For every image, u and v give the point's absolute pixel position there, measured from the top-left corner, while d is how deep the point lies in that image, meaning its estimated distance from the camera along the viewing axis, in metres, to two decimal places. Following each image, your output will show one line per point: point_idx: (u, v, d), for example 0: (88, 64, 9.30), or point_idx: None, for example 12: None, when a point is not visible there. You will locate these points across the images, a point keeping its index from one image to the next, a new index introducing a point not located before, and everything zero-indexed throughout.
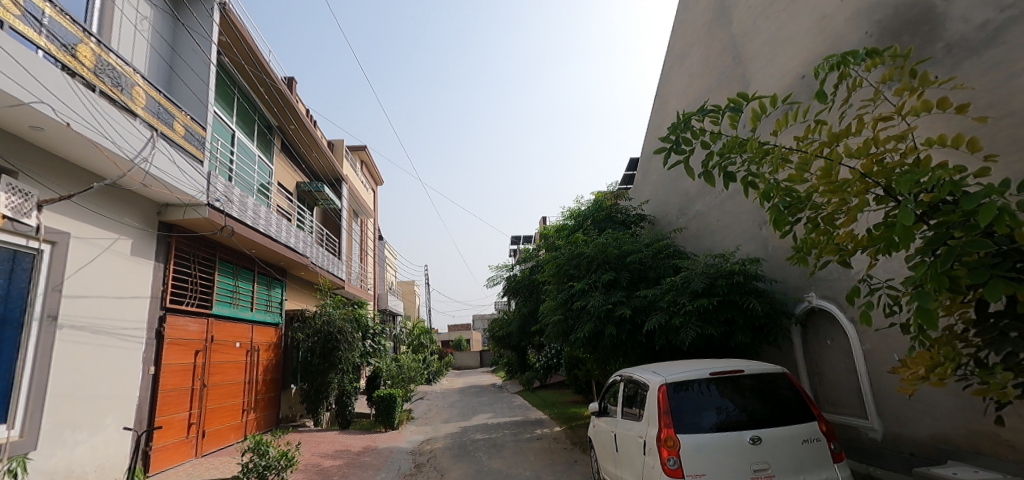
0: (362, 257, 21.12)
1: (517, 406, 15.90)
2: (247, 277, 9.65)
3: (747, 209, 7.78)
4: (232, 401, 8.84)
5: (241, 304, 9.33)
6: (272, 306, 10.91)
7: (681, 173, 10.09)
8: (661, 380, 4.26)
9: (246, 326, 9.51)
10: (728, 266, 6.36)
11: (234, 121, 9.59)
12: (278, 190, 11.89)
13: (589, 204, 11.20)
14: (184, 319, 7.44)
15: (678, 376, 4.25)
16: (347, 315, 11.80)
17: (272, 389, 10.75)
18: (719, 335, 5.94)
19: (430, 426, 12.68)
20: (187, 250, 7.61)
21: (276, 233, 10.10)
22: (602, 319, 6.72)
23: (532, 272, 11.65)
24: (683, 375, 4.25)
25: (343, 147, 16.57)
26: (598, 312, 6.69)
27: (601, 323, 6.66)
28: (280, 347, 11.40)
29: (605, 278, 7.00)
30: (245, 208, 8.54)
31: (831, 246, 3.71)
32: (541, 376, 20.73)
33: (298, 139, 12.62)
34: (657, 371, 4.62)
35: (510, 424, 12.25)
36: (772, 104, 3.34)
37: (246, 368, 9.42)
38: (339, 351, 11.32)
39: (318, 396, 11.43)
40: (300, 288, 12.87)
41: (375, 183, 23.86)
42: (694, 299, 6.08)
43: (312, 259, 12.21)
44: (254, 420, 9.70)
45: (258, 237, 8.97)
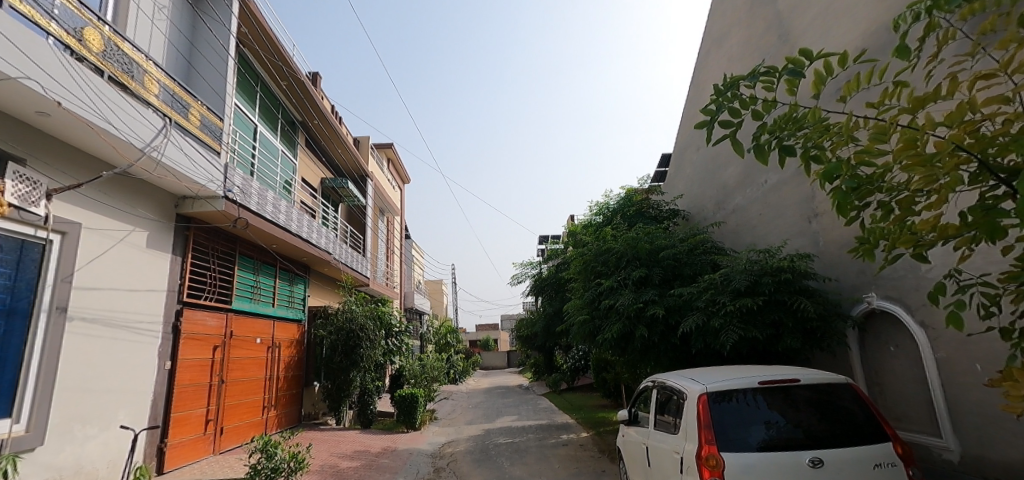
0: (388, 255, 21.07)
1: (543, 409, 15.43)
2: (268, 273, 9.57)
3: (794, 202, 7.10)
4: (252, 397, 8.74)
5: (262, 299, 9.24)
6: (294, 302, 10.83)
7: (719, 165, 9.42)
8: (701, 388, 3.73)
9: (267, 322, 9.42)
10: (775, 262, 5.72)
11: (256, 116, 9.54)
12: (302, 186, 11.82)
13: (619, 198, 10.63)
14: (202, 314, 7.35)
15: (721, 384, 3.71)
16: (370, 312, 11.64)
17: (294, 387, 10.66)
18: (764, 338, 5.32)
19: (453, 427, 12.37)
20: (206, 243, 7.52)
21: (299, 229, 9.98)
22: (632, 319, 6.19)
23: (558, 270, 11.17)
24: (727, 383, 3.71)
25: (369, 145, 16.53)
26: (627, 312, 6.18)
27: (631, 323, 6.14)
28: (303, 344, 11.32)
29: (635, 275, 6.47)
30: (265, 202, 8.42)
31: (907, 236, 3.13)
32: (568, 378, 20.17)
33: (321, 135, 12.55)
34: (695, 378, 4.09)
35: (535, 427, 11.79)
36: (841, 63, 2.78)
37: (267, 364, 9.34)
38: (361, 348, 11.15)
39: (340, 394, 11.29)
40: (324, 284, 12.79)
41: (402, 181, 23.87)
42: (736, 298, 5.49)
43: (336, 256, 12.09)
44: (275, 418, 9.60)
45: (278, 232, 8.85)
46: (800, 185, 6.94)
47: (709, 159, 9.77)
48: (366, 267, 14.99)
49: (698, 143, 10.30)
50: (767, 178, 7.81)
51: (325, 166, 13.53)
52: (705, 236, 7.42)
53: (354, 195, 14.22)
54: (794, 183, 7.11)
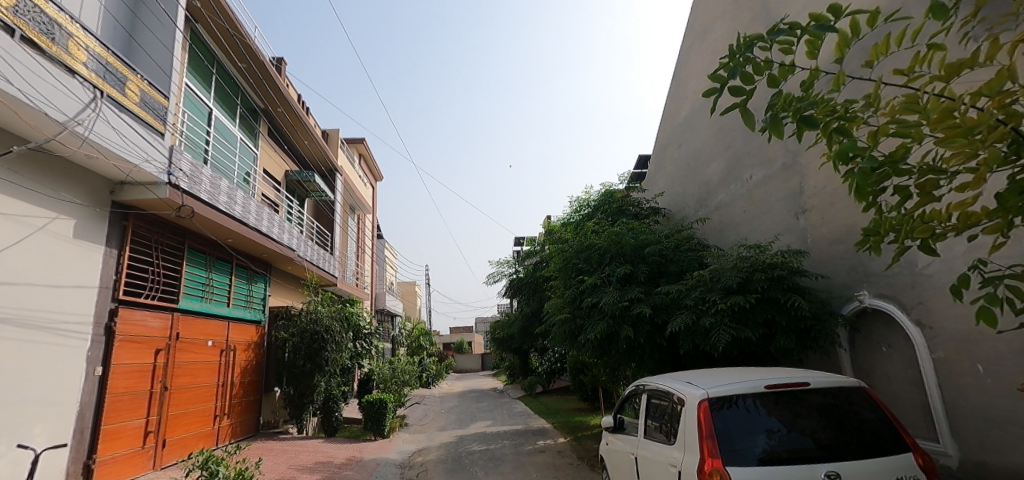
0: (359, 254, 20.25)
1: (519, 413, 14.99)
2: (223, 270, 8.81)
3: (779, 198, 6.89)
4: (202, 405, 7.99)
5: (214, 299, 8.46)
6: (253, 302, 10.05)
7: (700, 161, 9.19)
8: (701, 393, 3.34)
9: (221, 323, 8.66)
10: (766, 258, 5.44)
11: (211, 99, 8.78)
12: (264, 178, 11.05)
13: (600, 194, 10.25)
14: (142, 314, 6.59)
15: (723, 388, 3.33)
16: (336, 313, 10.97)
17: (252, 393, 9.89)
18: (757, 338, 5.01)
19: (425, 434, 11.78)
20: (148, 235, 6.77)
21: (259, 223, 9.26)
22: (617, 318, 5.81)
23: (535, 269, 10.75)
24: (730, 387, 3.33)
25: (339, 138, 15.77)
26: (612, 312, 5.80)
27: (616, 323, 5.76)
28: (262, 347, 10.54)
29: (620, 272, 6.09)
30: (220, 192, 7.70)
31: (924, 227, 2.84)
32: (544, 381, 19.78)
33: (286, 124, 11.79)
34: (692, 382, 3.70)
35: (511, 433, 11.31)
36: (869, 22, 2.42)
37: (220, 369, 8.57)
38: (325, 351, 10.46)
39: (303, 400, 10.55)
40: (287, 283, 11.99)
41: (374, 178, 23.09)
42: (727, 296, 5.17)
43: (300, 253, 11.35)
44: (229, 427, 8.83)
45: (234, 225, 8.12)
46: (786, 180, 6.73)
47: (691, 156, 9.55)
48: (334, 266, 14.22)
49: (679, 140, 10.08)
50: (750, 174, 7.59)
51: (290, 158, 12.75)
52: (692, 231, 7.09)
53: (321, 189, 13.46)
54: (779, 179, 6.90)
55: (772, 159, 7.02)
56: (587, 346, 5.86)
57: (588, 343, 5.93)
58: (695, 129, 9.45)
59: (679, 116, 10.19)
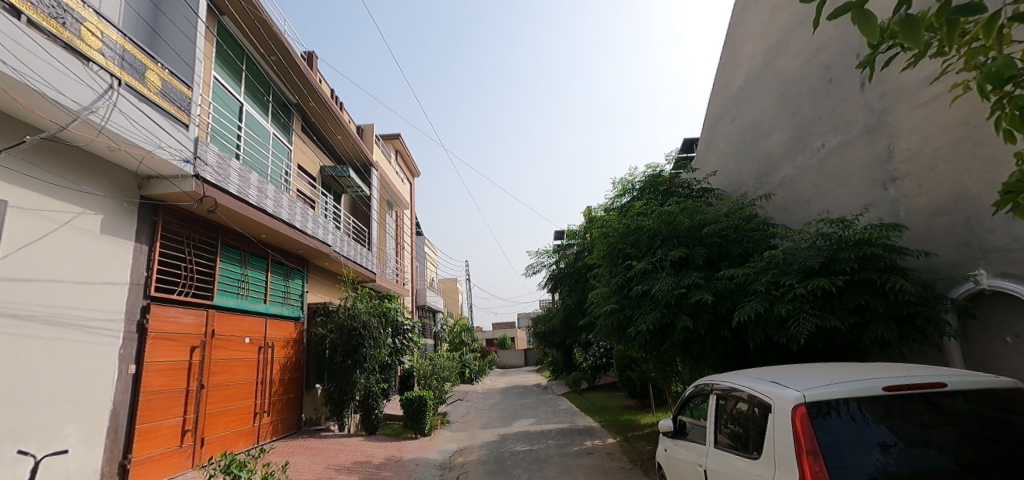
0: (398, 251, 20.23)
1: (564, 410, 14.38)
2: (258, 266, 8.71)
3: (860, 167, 5.91)
4: (241, 403, 7.91)
5: (249, 295, 8.36)
6: (291, 298, 9.98)
7: (759, 134, 8.23)
8: (797, 396, 2.58)
9: (258, 320, 8.58)
10: (854, 233, 4.58)
11: (241, 94, 8.69)
12: (299, 173, 10.98)
13: (645, 174, 9.38)
14: (176, 311, 6.50)
15: (827, 390, 2.56)
16: (373, 309, 10.74)
17: (293, 390, 9.84)
18: (847, 328, 4.20)
19: (466, 433, 11.41)
20: (179, 230, 6.67)
21: (294, 219, 9.14)
22: (672, 307, 5.11)
23: (577, 258, 10.10)
24: (836, 388, 2.55)
25: (373, 134, 15.65)
26: (667, 300, 5.11)
27: (671, 313, 5.08)
28: (302, 344, 10.47)
29: (674, 255, 5.39)
30: (251, 187, 7.56)
31: None
32: (589, 377, 19.05)
33: (318, 120, 11.69)
34: (776, 382, 2.96)
35: (556, 432, 10.75)
36: None
37: (258, 366, 8.50)
38: (363, 348, 10.25)
39: (343, 397, 10.41)
40: (325, 279, 11.92)
41: (411, 175, 23.05)
42: (806, 279, 4.39)
43: (336, 248, 11.22)
44: (269, 425, 8.76)
45: (266, 220, 7.98)
46: (868, 145, 5.75)
47: (747, 128, 8.60)
48: (372, 262, 14.11)
49: (732, 112, 9.12)
50: (821, 142, 6.62)
51: (324, 154, 12.68)
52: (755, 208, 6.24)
53: (357, 185, 13.34)
54: (859, 144, 5.93)
55: (849, 122, 6.05)
56: (639, 340, 5.20)
57: (640, 336, 5.27)
58: (751, 98, 8.48)
59: (732, 86, 9.23)
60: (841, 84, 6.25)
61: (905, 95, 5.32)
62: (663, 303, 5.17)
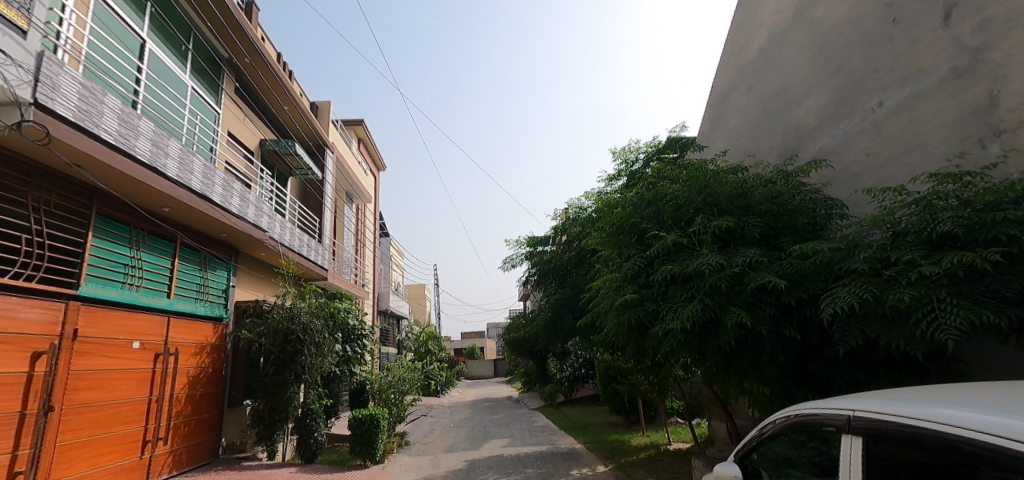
0: (357, 249, 18.22)
1: (540, 428, 12.70)
2: (159, 249, 6.74)
3: (939, 123, 4.72)
4: (121, 430, 5.89)
5: (143, 286, 6.38)
6: (210, 293, 8.00)
7: (784, 102, 6.95)
8: None
9: (158, 319, 6.62)
10: (986, 188, 3.21)
11: (146, 30, 6.82)
12: (232, 143, 9.07)
13: (650, 148, 7.80)
14: (10, 301, 4.52)
15: None
16: (319, 309, 8.90)
17: (209, 410, 7.80)
18: (1009, 326, 2.75)
19: (427, 459, 9.58)
20: (21, 188, 4.73)
21: (215, 192, 7.17)
22: (718, 294, 3.72)
23: (565, 250, 8.56)
24: None
25: (330, 112, 13.80)
26: (714, 285, 3.70)
27: (718, 304, 3.66)
28: (225, 352, 8.45)
29: (717, 226, 3.98)
30: (143, 139, 5.60)
31: None
32: (565, 391, 17.46)
33: (258, 84, 9.80)
34: (1011, 416, 1.34)
35: (535, 458, 9.07)
36: None
37: (152, 379, 6.47)
38: (301, 357, 8.35)
39: (273, 418, 8.39)
40: (263, 274, 9.88)
41: (377, 168, 21.19)
42: (935, 256, 2.97)
43: (275, 236, 9.25)
44: (168, 456, 6.72)
45: (167, 187, 6.01)
46: (955, 94, 4.62)
47: (767, 98, 7.34)
48: (323, 256, 12.14)
49: (748, 82, 7.84)
50: (876, 101, 5.40)
51: (267, 127, 10.75)
52: (814, 171, 4.69)
53: (306, 166, 11.44)
54: (941, 94, 4.77)
55: (927, 68, 4.92)
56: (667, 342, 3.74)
57: (667, 337, 3.80)
58: (773, 62, 7.26)
59: (746, 53, 8.02)
60: (912, 25, 5.15)
61: (1019, 22, 4.29)
62: (707, 290, 3.77)
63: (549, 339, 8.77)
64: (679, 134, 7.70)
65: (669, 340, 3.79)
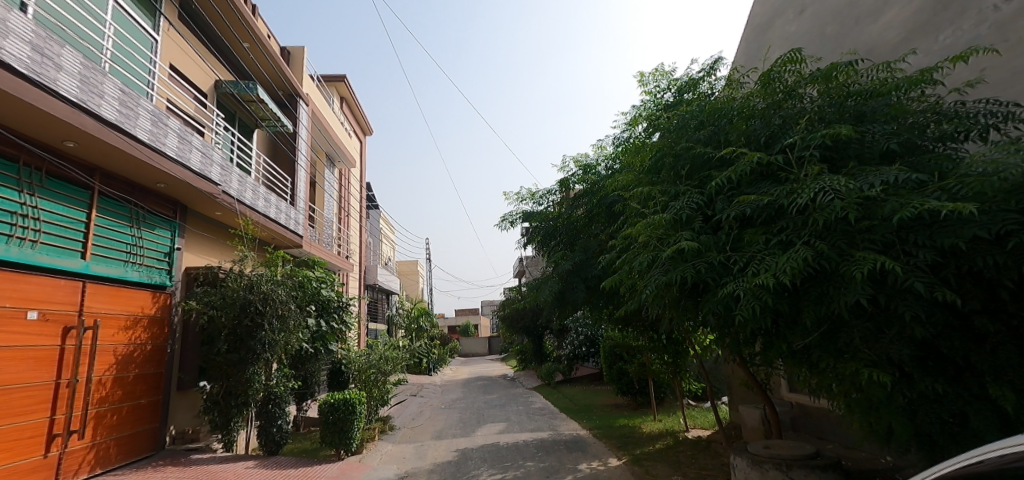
0: (341, 218, 16.77)
1: (539, 410, 11.64)
2: (66, 196, 5.33)
3: None
4: (14, 424, 4.59)
5: (42, 243, 5.01)
6: (147, 257, 6.64)
7: (849, 19, 5.55)
8: None
9: (69, 284, 5.29)
10: None
11: None
12: (174, 79, 7.55)
13: (678, 84, 5.74)
14: None
15: None
16: (285, 278, 7.58)
17: (147, 394, 6.53)
18: None
19: (413, 447, 8.47)
20: None
21: (141, 127, 5.69)
22: (823, 235, 2.68)
23: (577, 209, 7.30)
24: None
25: (303, 59, 12.17)
26: (820, 221, 2.62)
27: (832, 250, 2.58)
28: (169, 327, 7.10)
29: (827, 137, 2.84)
30: (16, 40, 4.11)
31: None
32: (565, 369, 16.46)
33: (209, 11, 8.20)
34: None
35: (535, 448, 7.90)
36: None
37: (60, 359, 5.17)
38: (261, 332, 7.03)
39: (227, 404, 7.08)
40: (217, 236, 8.43)
41: (362, 132, 19.65)
42: None
43: (230, 191, 7.81)
44: (87, 452, 5.46)
45: (62, 110, 4.55)
46: None
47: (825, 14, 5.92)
48: (298, 221, 10.74)
49: (799, 2, 6.35)
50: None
51: (224, 67, 9.19)
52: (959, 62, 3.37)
53: (272, 117, 9.95)
54: None
55: None
56: (747, 310, 2.61)
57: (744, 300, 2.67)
58: None
59: None
60: None
61: None
62: (809, 231, 2.68)
63: (554, 313, 7.53)
64: (723, 64, 5.62)
65: (749, 305, 2.64)
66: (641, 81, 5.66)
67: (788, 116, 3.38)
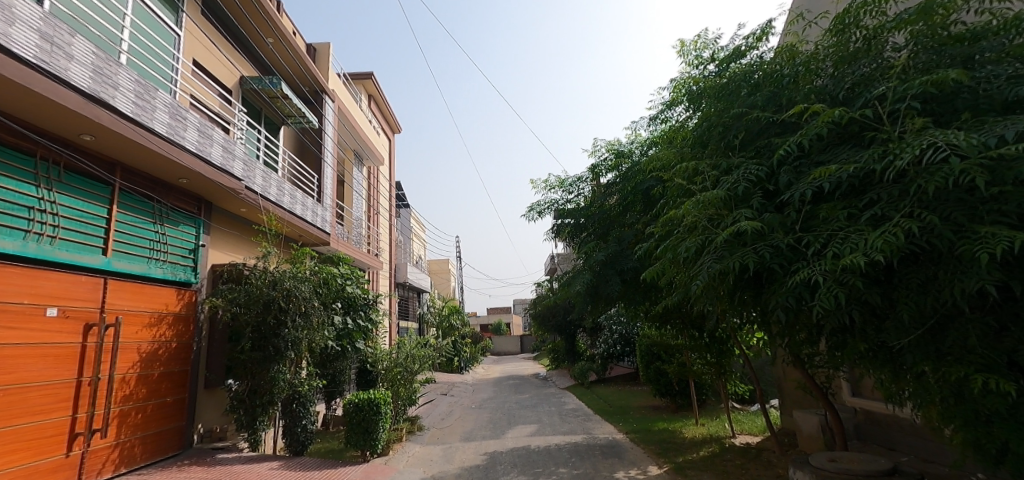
0: (370, 216, 16.73)
1: (572, 412, 11.16)
2: (86, 192, 5.27)
3: None
4: (33, 422, 4.50)
5: (61, 238, 4.94)
6: (171, 254, 6.59)
7: None
8: None
9: (89, 281, 5.22)
10: None
11: None
12: (198, 75, 7.51)
13: (722, 56, 5.10)
14: None
15: None
16: (310, 275, 7.42)
17: (172, 393, 6.47)
18: None
19: (441, 449, 8.18)
20: None
21: (159, 120, 5.59)
22: (928, 205, 2.34)
23: (610, 196, 6.90)
24: None
25: (328, 55, 12.12)
26: (928, 187, 2.28)
27: (947, 222, 2.23)
28: (195, 324, 7.03)
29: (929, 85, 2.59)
30: (23, 28, 3.99)
31: None
32: (599, 369, 15.89)
33: (231, 6, 8.15)
34: None
35: (568, 452, 7.42)
36: None
37: (81, 357, 5.10)
38: (285, 330, 6.87)
39: (252, 403, 6.96)
40: (242, 234, 8.36)
41: (391, 130, 19.63)
42: None
43: (253, 187, 7.72)
44: (111, 451, 5.39)
45: (74, 100, 4.43)
46: None
47: None
48: (324, 218, 10.64)
49: None
50: None
51: (249, 64, 9.16)
52: None
53: (297, 113, 9.88)
54: None
55: None
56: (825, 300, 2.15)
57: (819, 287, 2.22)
58: None
59: None
60: None
61: None
62: (911, 203, 2.33)
63: (587, 309, 7.05)
64: (775, 28, 4.90)
65: (827, 294, 2.18)
66: (680, 51, 5.19)
67: (875, 77, 3.09)
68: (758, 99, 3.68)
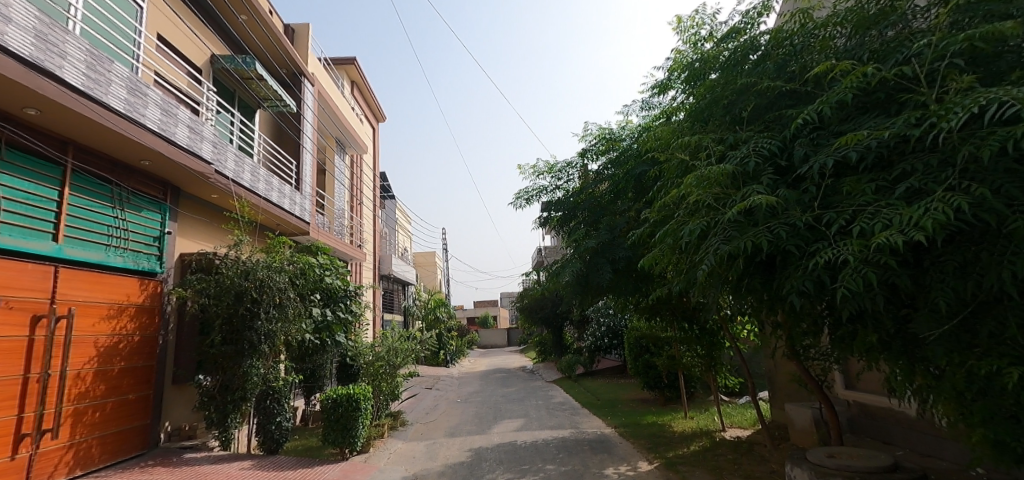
0: (353, 206, 16.25)
1: (559, 405, 10.96)
2: (33, 172, 4.83)
3: None
4: None
5: (4, 222, 4.50)
6: (132, 241, 6.15)
7: None
8: None
9: (36, 269, 4.79)
10: None
11: None
12: (163, 51, 7.03)
13: (719, 34, 4.81)
14: None
15: None
16: (285, 264, 7.03)
17: (135, 389, 6.06)
18: None
19: (425, 445, 7.91)
20: None
21: (115, 95, 5.14)
22: (974, 177, 2.21)
23: (600, 185, 6.62)
24: None
25: (307, 36, 11.59)
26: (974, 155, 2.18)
27: (1000, 195, 2.07)
28: (159, 317, 6.60)
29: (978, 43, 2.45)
30: None
31: None
32: (587, 361, 15.74)
33: None
34: None
35: (556, 448, 7.18)
36: None
37: (29, 352, 4.68)
38: (257, 322, 6.47)
39: (222, 400, 6.56)
40: (212, 221, 7.89)
41: (375, 118, 19.09)
42: None
43: (224, 172, 7.28)
44: (64, 452, 5.00)
45: (13, 68, 3.99)
46: None
47: None
48: (303, 207, 10.21)
49: None
50: None
51: (221, 42, 8.66)
52: None
53: (273, 96, 9.40)
54: None
55: None
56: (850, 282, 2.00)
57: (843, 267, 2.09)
58: None
59: None
60: None
61: None
62: (957, 175, 2.23)
63: (576, 300, 6.80)
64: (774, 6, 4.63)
65: (853, 276, 2.04)
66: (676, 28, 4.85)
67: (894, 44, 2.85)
68: (768, 76, 3.54)
